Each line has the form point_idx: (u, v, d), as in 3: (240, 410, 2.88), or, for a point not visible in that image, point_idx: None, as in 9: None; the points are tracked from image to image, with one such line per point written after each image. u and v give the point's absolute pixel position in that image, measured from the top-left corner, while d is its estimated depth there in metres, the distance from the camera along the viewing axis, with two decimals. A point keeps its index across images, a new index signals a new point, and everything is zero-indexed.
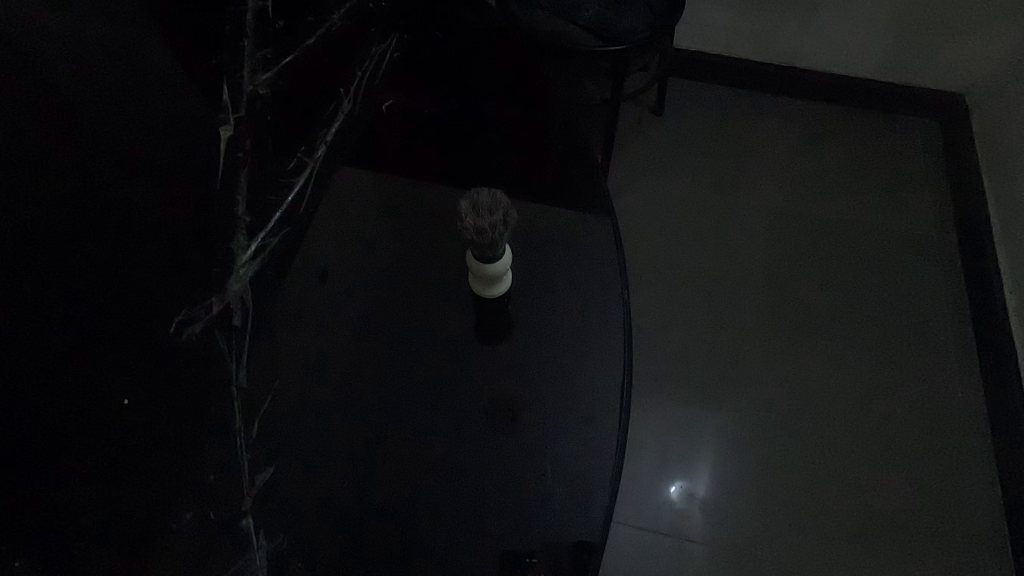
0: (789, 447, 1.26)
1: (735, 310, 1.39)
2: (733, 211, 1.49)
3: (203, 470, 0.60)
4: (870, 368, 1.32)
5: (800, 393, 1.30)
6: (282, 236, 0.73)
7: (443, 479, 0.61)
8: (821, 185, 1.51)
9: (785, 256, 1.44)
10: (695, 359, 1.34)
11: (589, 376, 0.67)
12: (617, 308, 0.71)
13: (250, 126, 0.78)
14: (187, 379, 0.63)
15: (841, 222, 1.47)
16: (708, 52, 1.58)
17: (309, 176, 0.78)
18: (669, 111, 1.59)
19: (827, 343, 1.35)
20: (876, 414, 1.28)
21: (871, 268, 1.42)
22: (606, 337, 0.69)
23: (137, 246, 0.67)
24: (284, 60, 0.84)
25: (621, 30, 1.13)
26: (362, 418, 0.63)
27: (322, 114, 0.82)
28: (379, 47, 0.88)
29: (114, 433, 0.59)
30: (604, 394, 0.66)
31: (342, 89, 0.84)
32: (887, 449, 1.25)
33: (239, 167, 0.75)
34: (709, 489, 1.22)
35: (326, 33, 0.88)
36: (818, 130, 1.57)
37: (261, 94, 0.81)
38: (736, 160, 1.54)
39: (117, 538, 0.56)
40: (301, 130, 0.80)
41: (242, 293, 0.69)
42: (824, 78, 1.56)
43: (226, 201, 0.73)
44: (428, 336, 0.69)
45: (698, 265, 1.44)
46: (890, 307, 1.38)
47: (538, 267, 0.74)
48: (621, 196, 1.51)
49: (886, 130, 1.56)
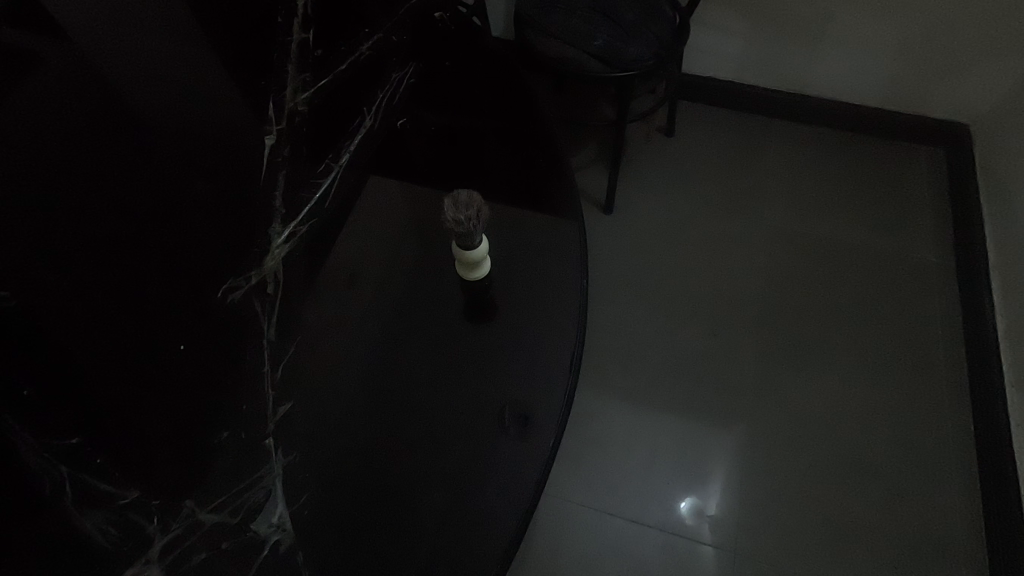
0: (779, 456, 1.32)
1: (733, 323, 1.46)
2: (736, 229, 1.56)
3: (239, 399, 0.71)
4: (865, 386, 1.37)
5: (791, 404, 1.37)
6: (311, 224, 0.84)
7: (400, 450, 0.69)
8: (828, 210, 1.57)
9: (787, 276, 1.50)
10: (692, 368, 1.42)
11: (543, 367, 0.76)
12: (576, 310, 0.80)
13: (290, 137, 0.90)
14: (227, 330, 0.74)
15: (842, 243, 1.53)
16: (718, 78, 1.66)
17: (336, 176, 0.89)
18: (680, 134, 1.68)
19: (824, 360, 1.41)
20: (865, 428, 1.33)
21: (870, 288, 1.47)
22: (562, 334, 0.79)
23: (193, 225, 0.79)
24: (319, 83, 0.96)
25: (628, 57, 1.23)
26: (360, 390, 0.73)
27: (346, 128, 0.94)
28: (398, 74, 1.00)
29: (170, 369, 0.71)
30: (553, 383, 0.75)
31: (365, 108, 0.96)
32: (874, 460, 1.29)
33: (278, 168, 0.87)
34: (720, 507, 1.27)
35: (355, 61, 1.01)
36: (826, 157, 1.63)
37: (299, 110, 0.93)
38: (744, 182, 1.61)
39: (170, 448, 0.67)
40: (332, 141, 0.92)
41: (276, 270, 0.80)
42: (829, 106, 1.63)
43: (266, 193, 0.84)
44: (422, 322, 0.79)
45: (702, 282, 1.51)
46: (886, 326, 1.43)
47: (512, 272, 0.84)
48: (630, 212, 1.60)
49: (890, 158, 1.62)
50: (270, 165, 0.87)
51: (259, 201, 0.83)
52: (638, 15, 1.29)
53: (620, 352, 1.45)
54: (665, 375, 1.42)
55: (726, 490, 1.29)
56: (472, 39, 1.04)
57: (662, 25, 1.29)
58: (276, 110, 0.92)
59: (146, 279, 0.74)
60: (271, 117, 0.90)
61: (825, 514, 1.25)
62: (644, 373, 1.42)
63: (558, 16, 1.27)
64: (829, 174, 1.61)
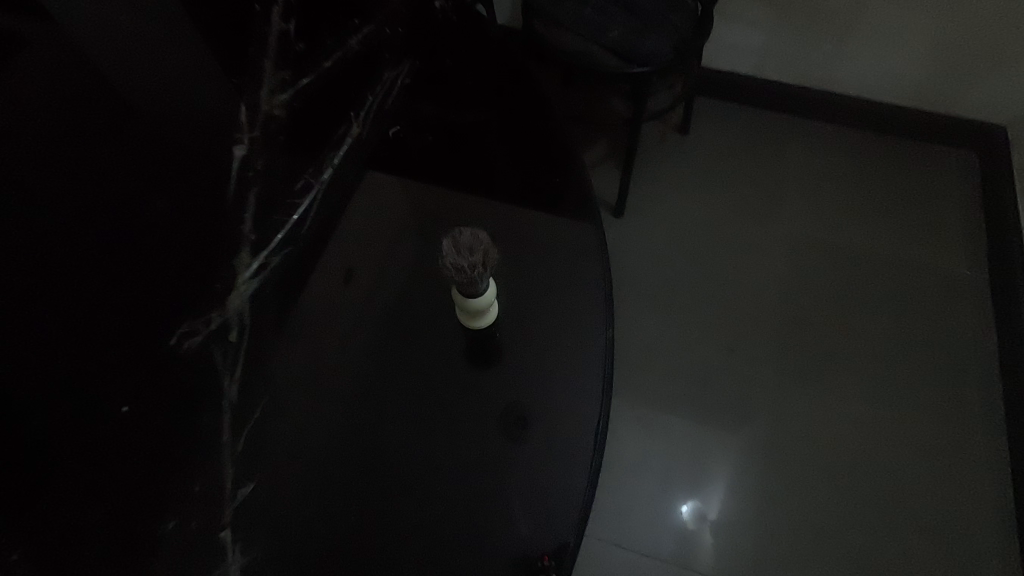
0: (793, 472, 1.23)
1: (749, 333, 1.37)
2: (753, 234, 1.47)
3: (189, 477, 0.64)
4: (886, 402, 1.28)
5: (809, 421, 1.27)
6: (283, 260, 0.76)
7: (419, 482, 0.64)
8: (848, 214, 1.48)
9: (805, 284, 1.41)
10: (705, 380, 1.33)
11: (563, 423, 0.67)
12: (601, 358, 0.70)
13: (264, 147, 0.81)
14: (180, 386, 0.68)
15: (866, 251, 1.43)
16: (737, 72, 1.56)
17: (314, 203, 0.80)
18: (694, 131, 1.58)
19: (846, 377, 1.31)
20: (887, 447, 1.24)
21: (895, 300, 1.38)
22: (584, 387, 0.69)
23: (157, 253, 0.74)
24: (300, 83, 0.87)
25: (646, 51, 1.12)
26: (353, 449, 0.66)
27: (331, 137, 0.84)
28: (392, 72, 0.90)
29: (113, 432, 0.65)
30: (575, 448, 0.65)
31: (353, 114, 0.86)
32: (894, 480, 1.21)
33: (249, 187, 0.78)
34: (721, 511, 1.20)
35: (341, 57, 0.90)
36: (849, 157, 1.53)
37: (276, 115, 0.84)
38: (762, 183, 1.52)
39: (110, 543, 0.60)
40: (313, 154, 0.82)
41: (241, 312, 0.72)
42: (856, 103, 1.52)
43: (234, 213, 0.77)
44: (413, 352, 0.72)
45: (716, 288, 1.42)
46: (911, 340, 1.34)
47: (529, 307, 0.74)
48: (639, 212, 1.51)
49: (917, 160, 1.52)
50: (241, 181, 0.78)
51: (225, 230, 0.76)
52: (657, 5, 1.19)
53: (624, 360, 1.36)
54: (672, 382, 1.33)
55: (728, 493, 1.22)
56: (474, 32, 0.94)
57: (681, 15, 1.19)
58: (250, 115, 0.83)
59: (112, 313, 0.71)
60: (244, 123, 0.82)
61: (834, 525, 1.18)
62: (649, 377, 1.34)
63: (569, 5, 1.17)
64: (851, 176, 1.51)
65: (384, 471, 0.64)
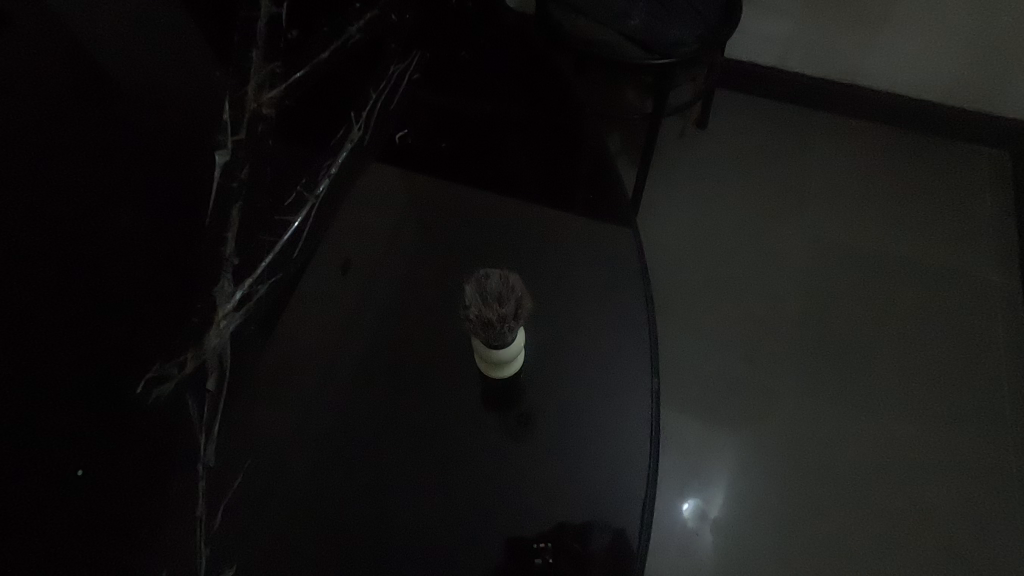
0: (810, 482, 1.15)
1: (768, 337, 1.28)
2: (773, 232, 1.38)
3: (158, 554, 0.57)
4: (913, 412, 1.19)
5: (831, 432, 1.19)
6: (271, 288, 0.70)
7: (456, 469, 0.61)
8: (871, 214, 1.39)
9: (826, 286, 1.32)
10: (719, 386, 1.24)
11: (614, 401, 0.65)
12: (646, 378, 0.66)
13: (250, 154, 0.75)
14: (152, 440, 0.61)
15: (894, 254, 1.35)
16: (761, 63, 1.47)
17: (309, 216, 0.74)
18: (712, 126, 1.49)
19: (870, 387, 1.22)
20: (912, 460, 1.15)
21: (925, 305, 1.29)
22: (631, 371, 0.66)
23: (124, 283, 0.66)
24: (292, 75, 0.80)
25: (671, 41, 1.04)
26: (377, 464, 0.61)
27: (331, 139, 0.78)
28: (400, 65, 0.84)
29: (73, 501, 0.58)
30: (628, 480, 0.61)
31: (354, 114, 0.80)
32: (917, 493, 1.13)
33: (234, 201, 0.72)
34: (723, 511, 1.13)
35: (338, 49, 0.83)
36: (872, 155, 1.45)
37: (265, 116, 0.77)
38: (782, 179, 1.44)
39: None
40: (309, 161, 0.76)
41: (220, 352, 0.66)
42: (885, 98, 1.43)
43: (213, 236, 0.70)
44: (425, 391, 0.65)
45: (733, 288, 1.33)
46: (943, 348, 1.25)
47: (567, 325, 0.68)
48: (652, 204, 1.42)
49: (945, 160, 1.44)
50: (223, 198, 0.71)
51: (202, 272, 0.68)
52: None
53: None
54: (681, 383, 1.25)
55: (731, 493, 1.15)
56: (489, 23, 0.87)
57: (708, 2, 1.11)
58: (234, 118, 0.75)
59: (76, 355, 0.62)
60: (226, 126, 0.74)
61: (844, 532, 1.10)
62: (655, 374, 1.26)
63: None
64: (876, 173, 1.43)
65: (407, 495, 0.59)
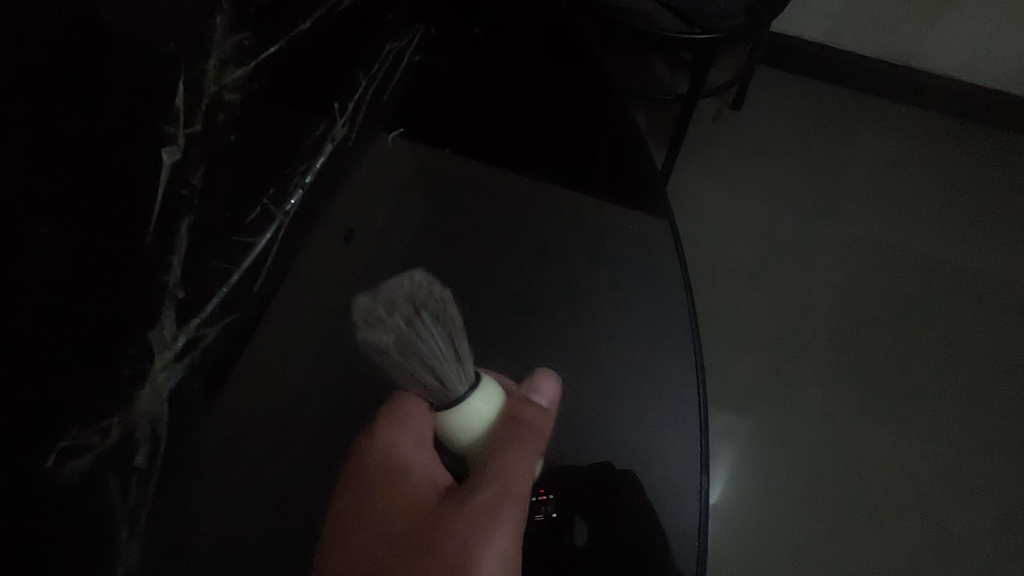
0: (835, 495, 0.98)
1: (801, 337, 1.10)
2: (812, 217, 1.21)
3: None
4: (965, 431, 1.03)
5: (867, 445, 1.01)
6: (223, 328, 0.43)
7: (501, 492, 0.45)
8: (924, 208, 1.22)
9: (873, 283, 1.14)
10: (740, 381, 1.07)
11: (658, 397, 0.51)
12: (695, 431, 0.51)
13: (207, 151, 0.45)
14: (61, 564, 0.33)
15: (948, 252, 1.17)
16: (808, 40, 1.31)
17: (281, 226, 0.48)
18: (750, 108, 1.31)
19: (917, 404, 1.04)
20: (957, 483, 0.99)
21: (979, 310, 1.12)
22: (672, 361, 0.53)
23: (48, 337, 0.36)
24: (264, 51, 0.50)
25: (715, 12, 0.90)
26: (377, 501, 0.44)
27: (305, 138, 0.51)
28: (397, 42, 0.61)
29: None
30: (679, 504, 0.48)
31: (337, 104, 0.54)
32: (959, 520, 0.96)
33: (182, 215, 0.43)
34: (724, 500, 0.98)
35: (326, 14, 0.56)
36: (924, 141, 1.29)
37: (230, 104, 0.48)
38: (823, 159, 1.26)
39: None
40: (273, 165, 0.49)
41: (156, 416, 0.39)
42: (940, 83, 1.28)
43: (154, 256, 0.41)
44: None
45: (764, 276, 1.15)
46: (1001, 363, 1.08)
47: (598, 361, 0.51)
48: (677, 174, 1.24)
49: (1007, 157, 1.28)
50: (167, 209, 0.43)
51: (133, 299, 0.39)
52: None
53: None
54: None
55: (735, 483, 0.99)
56: None
57: None
58: (189, 98, 0.45)
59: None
60: (177, 114, 0.44)
61: (871, 554, 0.94)
62: None
63: None
64: (927, 160, 1.27)
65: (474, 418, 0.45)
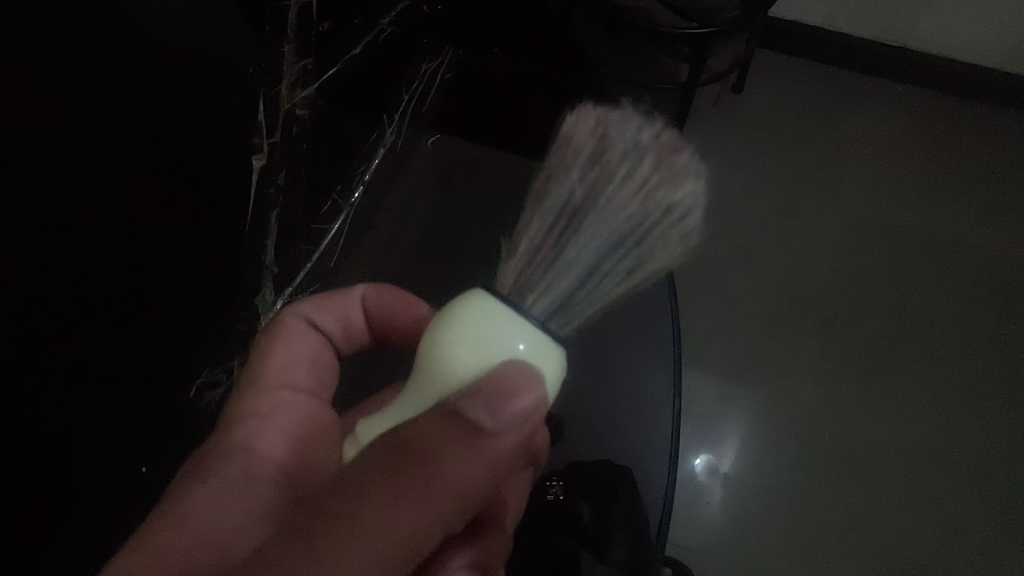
0: (832, 455, 1.06)
1: (799, 307, 1.17)
2: (808, 194, 1.27)
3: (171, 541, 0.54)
4: (948, 388, 1.11)
5: (859, 406, 1.09)
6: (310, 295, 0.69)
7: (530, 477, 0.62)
8: (918, 184, 1.28)
9: (864, 257, 1.21)
10: (743, 352, 1.14)
11: (638, 341, 0.67)
12: (668, 395, 0.65)
13: (285, 160, 0.60)
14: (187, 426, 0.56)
15: (937, 224, 1.24)
16: (805, 24, 1.37)
17: (348, 219, 0.74)
18: (750, 91, 1.38)
19: (905, 368, 1.12)
20: (940, 437, 1.07)
21: (963, 278, 1.20)
22: (649, 312, 0.69)
23: (187, 309, 0.51)
24: (326, 74, 0.64)
25: (710, 6, 0.97)
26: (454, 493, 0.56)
27: (361, 146, 0.74)
28: (431, 63, 0.81)
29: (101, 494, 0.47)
30: (655, 420, 0.64)
31: (387, 116, 0.76)
32: (943, 470, 1.05)
33: (271, 207, 0.60)
34: (735, 465, 1.06)
35: (372, 42, 0.70)
36: (918, 117, 1.34)
37: (301, 116, 0.62)
38: (820, 139, 1.33)
39: None
40: (336, 166, 0.70)
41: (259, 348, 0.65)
42: (932, 60, 1.33)
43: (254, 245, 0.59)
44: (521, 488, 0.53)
45: (764, 252, 1.22)
46: (982, 325, 1.16)
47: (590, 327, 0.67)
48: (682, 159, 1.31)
49: (1000, 133, 1.33)
50: (260, 203, 0.58)
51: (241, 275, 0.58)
52: None
53: None
54: (699, 347, 1.15)
55: (742, 449, 1.07)
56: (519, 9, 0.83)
57: None
58: (269, 115, 0.57)
59: (134, 388, 0.47)
60: (260, 127, 0.55)
61: (867, 506, 1.03)
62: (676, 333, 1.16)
63: None
64: (919, 135, 1.33)
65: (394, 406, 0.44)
